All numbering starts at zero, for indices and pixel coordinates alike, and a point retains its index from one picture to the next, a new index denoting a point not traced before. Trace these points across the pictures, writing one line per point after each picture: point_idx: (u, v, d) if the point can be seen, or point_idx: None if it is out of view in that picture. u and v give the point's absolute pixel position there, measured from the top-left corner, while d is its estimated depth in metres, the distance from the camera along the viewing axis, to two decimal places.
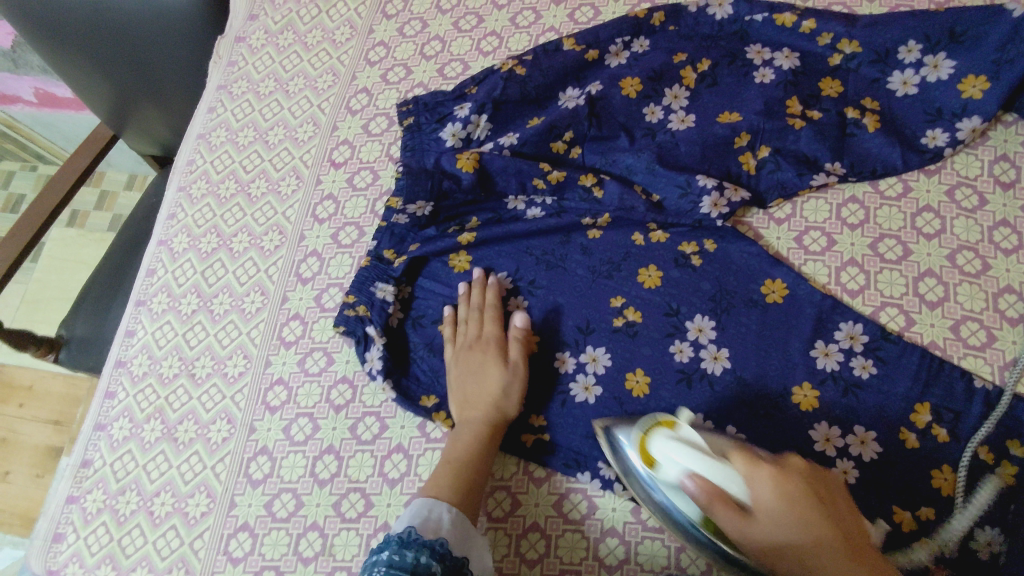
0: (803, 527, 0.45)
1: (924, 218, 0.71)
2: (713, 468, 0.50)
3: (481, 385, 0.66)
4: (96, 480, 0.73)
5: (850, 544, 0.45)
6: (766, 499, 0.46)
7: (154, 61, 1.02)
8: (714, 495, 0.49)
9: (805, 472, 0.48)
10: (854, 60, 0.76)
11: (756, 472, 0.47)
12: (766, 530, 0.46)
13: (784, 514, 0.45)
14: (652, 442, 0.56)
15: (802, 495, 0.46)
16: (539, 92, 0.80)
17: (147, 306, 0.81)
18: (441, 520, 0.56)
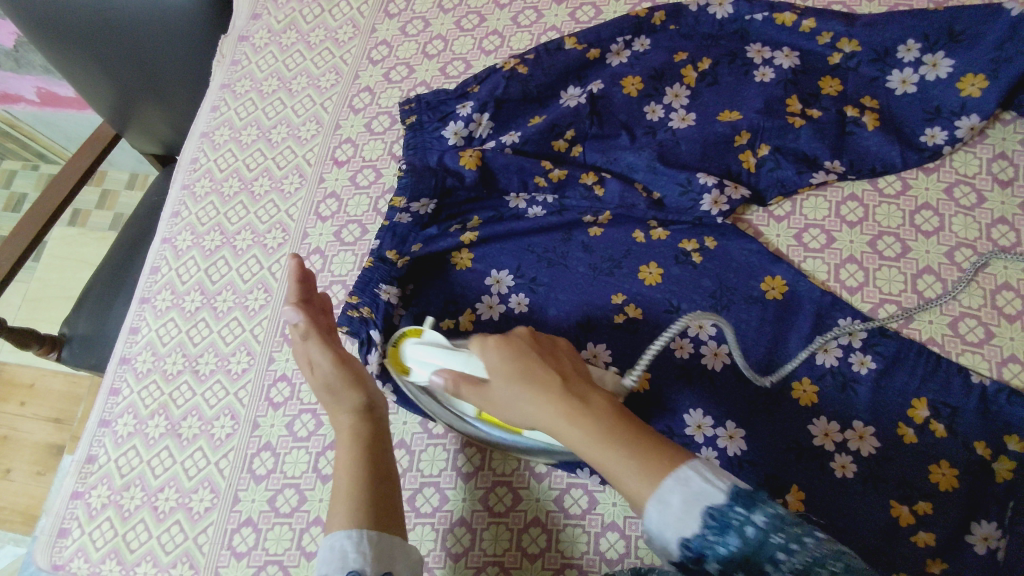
0: (538, 388, 0.51)
1: (923, 215, 0.71)
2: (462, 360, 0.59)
3: (332, 388, 0.64)
4: (101, 476, 0.74)
5: (580, 404, 0.49)
6: (493, 366, 0.54)
7: (157, 61, 1.03)
8: (455, 378, 0.56)
9: (530, 344, 0.55)
10: (854, 58, 0.77)
11: (485, 344, 0.56)
12: (499, 388, 0.53)
13: (517, 384, 0.52)
14: (405, 350, 0.66)
15: (521, 364, 0.52)
16: (541, 90, 0.81)
17: (151, 303, 0.82)
18: (347, 549, 0.54)
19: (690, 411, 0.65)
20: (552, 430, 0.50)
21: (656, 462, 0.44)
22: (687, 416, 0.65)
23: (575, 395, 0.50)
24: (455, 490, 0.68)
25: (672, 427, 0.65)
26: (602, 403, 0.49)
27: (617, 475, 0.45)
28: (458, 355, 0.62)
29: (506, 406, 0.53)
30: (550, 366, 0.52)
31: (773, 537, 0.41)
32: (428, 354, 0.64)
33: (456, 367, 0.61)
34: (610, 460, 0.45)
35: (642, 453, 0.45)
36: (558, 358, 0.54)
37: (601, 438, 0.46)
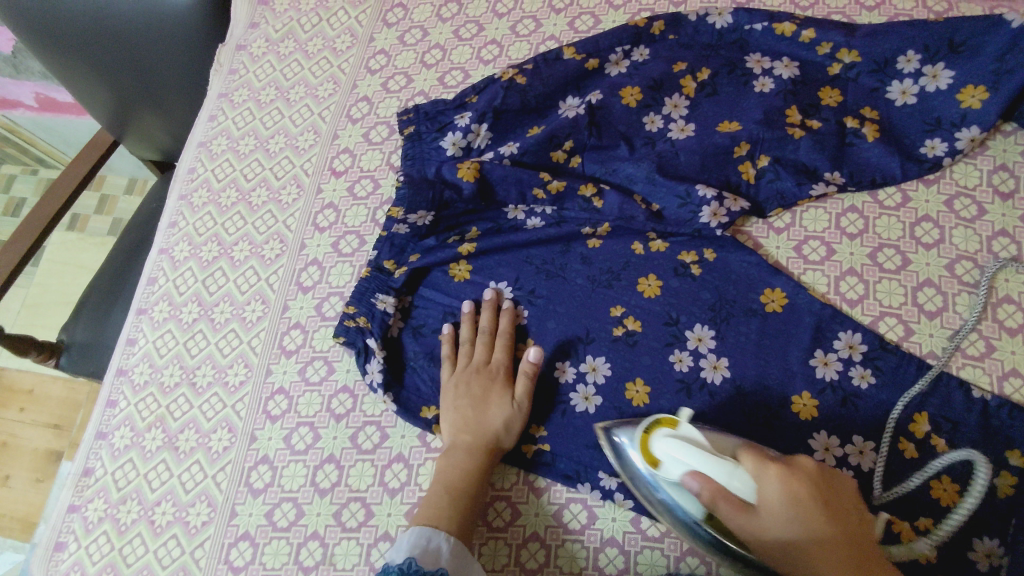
0: (813, 520, 0.47)
1: (923, 227, 0.71)
2: (718, 468, 0.51)
3: (509, 423, 0.66)
4: (98, 489, 0.74)
5: (814, 528, 0.47)
6: (773, 499, 0.48)
7: (155, 68, 1.02)
8: (716, 493, 0.50)
9: (816, 476, 0.49)
10: (853, 69, 0.76)
11: (766, 473, 0.49)
12: (767, 522, 0.48)
13: (790, 500, 0.47)
14: (655, 441, 0.57)
15: (798, 509, 0.47)
16: (539, 101, 0.80)
17: (149, 314, 0.82)
18: (438, 551, 0.58)
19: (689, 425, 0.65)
20: (762, 534, 0.48)
21: (868, 572, 0.46)
22: None
23: (831, 518, 0.47)
24: None
25: None
26: (837, 528, 0.47)
27: (813, 575, 0.46)
28: (719, 463, 0.51)
29: (758, 526, 0.48)
30: (814, 490, 0.48)
31: None
32: (684, 454, 0.54)
33: (717, 480, 0.51)
34: (817, 562, 0.46)
35: (853, 572, 0.45)
36: (818, 478, 0.49)
37: (836, 554, 0.46)
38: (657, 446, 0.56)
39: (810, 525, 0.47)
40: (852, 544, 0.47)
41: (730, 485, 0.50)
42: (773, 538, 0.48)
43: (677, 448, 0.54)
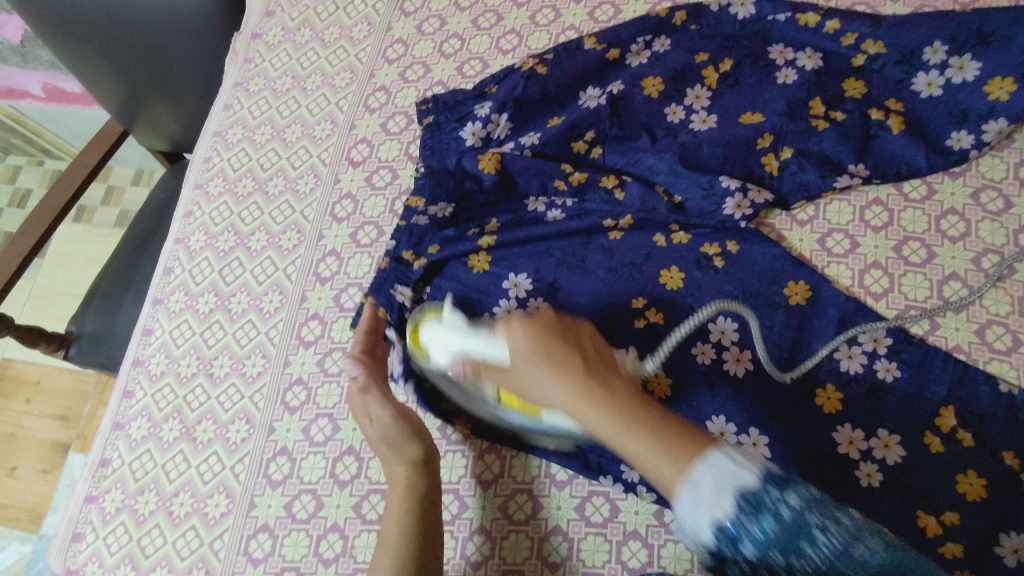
0: (559, 359, 0.48)
1: (949, 221, 0.70)
2: (480, 341, 0.56)
3: (391, 442, 0.62)
4: (115, 480, 0.73)
5: (601, 388, 0.46)
6: (518, 347, 0.51)
7: (166, 56, 1.02)
8: (479, 364, 0.57)
9: (553, 327, 0.51)
10: (878, 61, 0.76)
11: (511, 327, 0.52)
12: (523, 374, 0.50)
13: (542, 360, 0.49)
14: (426, 331, 0.63)
15: (541, 351, 0.49)
16: (560, 91, 0.80)
17: (165, 304, 0.81)
18: None
19: (712, 418, 0.64)
20: (550, 402, 0.48)
21: (679, 444, 0.42)
22: (709, 423, 0.64)
23: (592, 375, 0.47)
24: (474, 497, 0.67)
25: None
26: (614, 388, 0.46)
27: (638, 457, 0.43)
28: (478, 336, 0.57)
29: (528, 386, 0.50)
30: (558, 339, 0.49)
31: (809, 517, 0.39)
32: (441, 335, 0.61)
33: (475, 350, 0.57)
34: (627, 441, 0.43)
35: (625, 416, 0.44)
36: (573, 335, 0.51)
37: (615, 418, 0.44)
38: (423, 333, 0.64)
39: (577, 382, 0.46)
40: (656, 411, 0.45)
41: (489, 356, 0.56)
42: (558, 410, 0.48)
43: (435, 331, 0.62)
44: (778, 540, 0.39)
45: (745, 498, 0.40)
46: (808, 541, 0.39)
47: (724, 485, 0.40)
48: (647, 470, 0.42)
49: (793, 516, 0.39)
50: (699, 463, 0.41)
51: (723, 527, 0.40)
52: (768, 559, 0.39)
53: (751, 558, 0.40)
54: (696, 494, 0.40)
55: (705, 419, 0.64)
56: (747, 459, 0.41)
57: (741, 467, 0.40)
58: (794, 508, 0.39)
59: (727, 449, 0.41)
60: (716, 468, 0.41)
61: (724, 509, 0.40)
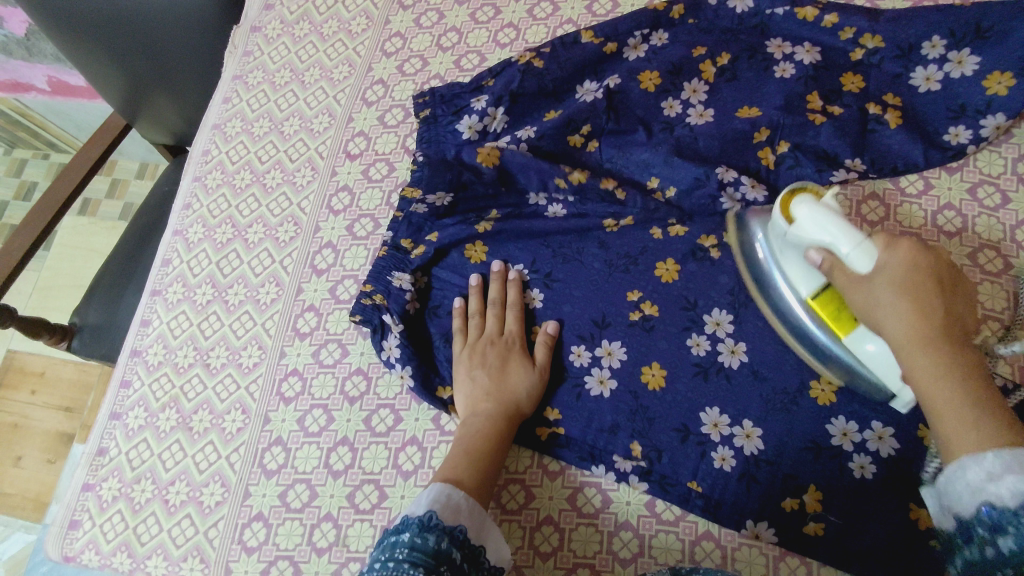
0: (920, 308, 0.49)
1: (945, 215, 0.70)
2: (845, 235, 0.52)
3: (531, 389, 0.67)
4: (112, 468, 0.74)
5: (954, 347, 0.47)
6: (883, 264, 0.51)
7: (169, 45, 1.02)
8: (836, 264, 0.54)
9: (936, 267, 0.50)
10: (876, 55, 0.75)
11: (894, 243, 0.51)
12: (878, 295, 0.51)
13: (897, 299, 0.49)
14: (797, 205, 0.57)
15: (922, 309, 0.49)
16: (557, 85, 0.80)
17: (163, 295, 0.82)
18: (460, 506, 0.55)
19: (706, 409, 0.64)
20: (883, 328, 0.51)
21: (990, 409, 0.44)
22: (703, 414, 0.64)
23: (950, 348, 0.47)
24: None
25: (687, 425, 0.64)
26: (950, 352, 0.47)
27: (942, 401, 0.45)
28: (828, 223, 0.54)
29: (869, 302, 0.52)
30: (931, 282, 0.50)
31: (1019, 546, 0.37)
32: (816, 222, 0.54)
33: (834, 249, 0.53)
34: (943, 394, 0.46)
35: (945, 359, 0.47)
36: (935, 270, 0.50)
37: (942, 370, 0.46)
38: (796, 207, 0.57)
39: (926, 325, 0.48)
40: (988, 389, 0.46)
41: (848, 261, 0.52)
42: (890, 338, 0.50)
43: (813, 207, 0.55)
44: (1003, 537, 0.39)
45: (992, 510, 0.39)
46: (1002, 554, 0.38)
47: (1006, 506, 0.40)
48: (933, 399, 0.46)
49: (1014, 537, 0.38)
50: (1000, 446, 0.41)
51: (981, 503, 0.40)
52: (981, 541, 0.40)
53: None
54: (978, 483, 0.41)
55: (699, 412, 0.64)
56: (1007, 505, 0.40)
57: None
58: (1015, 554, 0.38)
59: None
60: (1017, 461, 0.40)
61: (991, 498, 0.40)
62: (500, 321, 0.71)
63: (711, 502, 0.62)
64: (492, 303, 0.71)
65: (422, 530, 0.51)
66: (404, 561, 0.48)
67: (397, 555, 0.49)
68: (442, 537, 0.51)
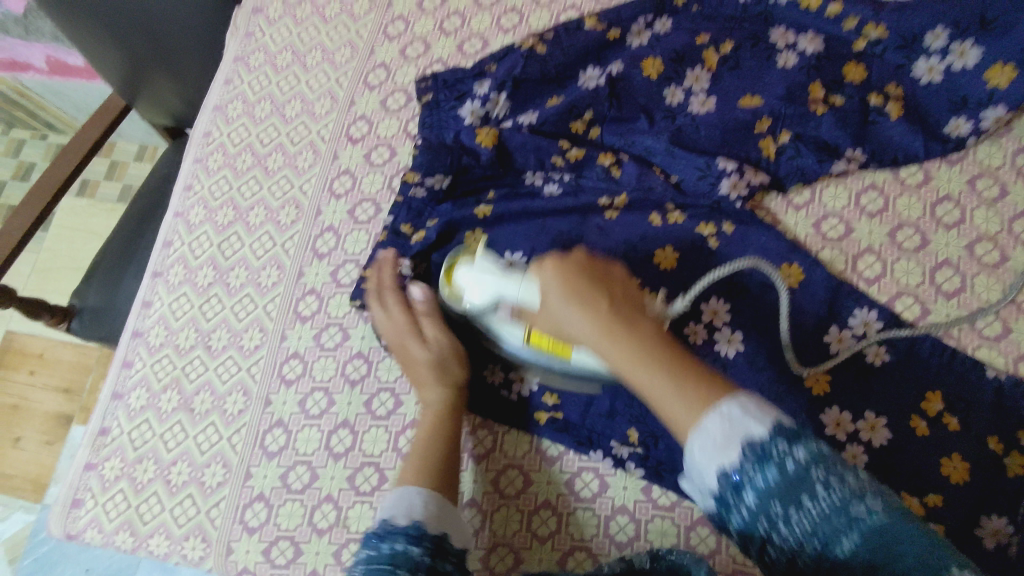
0: (590, 301, 0.51)
1: (944, 207, 0.70)
2: (507, 281, 0.62)
3: (439, 363, 0.68)
4: (114, 449, 0.75)
5: (626, 330, 0.49)
6: (547, 284, 0.53)
7: (173, 15, 1.01)
8: (516, 309, 0.62)
9: (587, 262, 0.54)
10: (879, 45, 0.75)
11: (542, 267, 0.55)
12: (555, 311, 0.53)
13: (573, 307, 0.51)
14: (458, 273, 0.66)
15: (564, 279, 0.52)
16: (560, 71, 0.79)
17: (164, 277, 0.82)
18: (415, 505, 0.56)
19: None
20: (577, 335, 0.52)
21: (689, 388, 0.45)
22: None
23: (622, 325, 0.49)
24: (467, 471, 0.68)
25: None
26: (640, 340, 0.48)
27: (649, 388, 0.46)
28: (512, 283, 0.61)
29: (556, 321, 0.54)
30: (586, 274, 0.52)
31: (812, 472, 0.40)
32: (478, 279, 0.64)
33: (508, 297, 0.62)
34: (654, 383, 0.46)
35: (613, 333, 0.49)
36: (609, 276, 0.53)
37: (631, 359, 0.47)
38: (457, 275, 0.66)
39: (604, 318, 0.49)
40: (691, 364, 0.47)
41: (522, 301, 0.61)
42: (582, 341, 0.52)
43: (471, 273, 0.65)
44: (779, 489, 0.41)
45: (752, 451, 0.41)
46: (806, 493, 0.40)
47: (733, 434, 0.42)
48: (659, 405, 0.46)
49: (798, 470, 0.40)
50: (708, 409, 0.43)
51: (724, 469, 0.42)
52: (768, 508, 0.41)
53: (752, 505, 0.42)
54: (706, 440, 0.43)
55: None
56: (761, 412, 0.42)
57: (752, 419, 0.42)
58: (800, 463, 0.40)
59: (740, 402, 0.43)
60: (727, 419, 0.42)
61: (729, 458, 0.42)
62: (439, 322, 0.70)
63: None
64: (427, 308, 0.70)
65: (379, 540, 0.52)
66: (362, 573, 0.50)
67: (356, 567, 0.51)
68: (397, 541, 0.52)
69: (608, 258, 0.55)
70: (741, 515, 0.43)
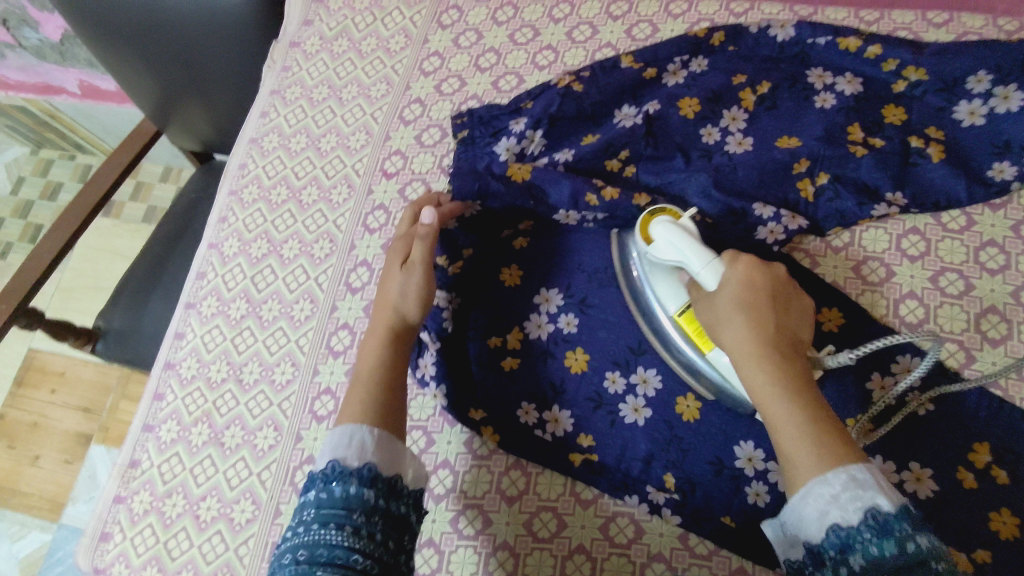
0: (755, 321, 0.55)
1: (988, 252, 0.69)
2: (697, 254, 0.60)
3: (404, 290, 0.65)
4: (144, 481, 0.74)
5: (782, 359, 0.53)
6: (730, 280, 0.58)
7: (204, 45, 1.00)
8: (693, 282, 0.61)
9: (771, 284, 0.57)
10: (919, 88, 0.75)
11: (735, 259, 0.59)
12: (717, 310, 0.58)
13: (742, 310, 0.56)
14: (654, 223, 0.63)
15: (746, 292, 0.57)
16: (595, 109, 0.79)
17: (197, 309, 0.82)
18: (364, 445, 0.55)
19: (740, 443, 0.64)
20: (729, 343, 0.56)
21: (828, 441, 0.48)
22: (737, 448, 0.64)
23: (781, 358, 0.53)
24: (499, 512, 0.67)
25: (721, 458, 0.64)
26: (786, 374, 0.52)
27: (777, 417, 0.51)
28: (694, 253, 0.60)
29: (716, 321, 0.58)
30: (767, 292, 0.57)
31: (918, 548, 0.42)
32: (666, 240, 0.62)
33: (688, 268, 0.61)
34: (788, 426, 0.50)
35: (761, 354, 0.53)
36: (781, 300, 0.57)
37: (781, 391, 0.51)
38: (654, 226, 0.64)
39: (765, 340, 0.54)
40: (830, 418, 0.50)
41: (699, 277, 0.60)
42: (731, 352, 0.56)
43: (668, 231, 0.62)
44: (892, 564, 0.42)
45: (875, 520, 0.44)
46: (922, 570, 0.41)
47: (858, 499, 0.45)
48: (783, 439, 0.50)
49: (916, 552, 0.42)
50: (838, 467, 0.47)
51: (835, 526, 0.45)
52: (864, 571, 0.44)
53: (856, 569, 0.44)
54: (824, 490, 0.46)
55: (734, 445, 0.64)
56: (890, 494, 0.45)
57: (880, 492, 0.45)
58: (919, 546, 0.42)
59: (858, 473, 0.46)
60: (856, 480, 0.46)
61: (846, 516, 0.45)
62: (429, 249, 0.66)
63: (744, 537, 0.62)
64: (425, 233, 0.67)
65: (329, 482, 0.52)
66: (314, 522, 0.50)
67: (307, 515, 0.51)
68: (349, 482, 0.52)
69: (796, 288, 0.60)
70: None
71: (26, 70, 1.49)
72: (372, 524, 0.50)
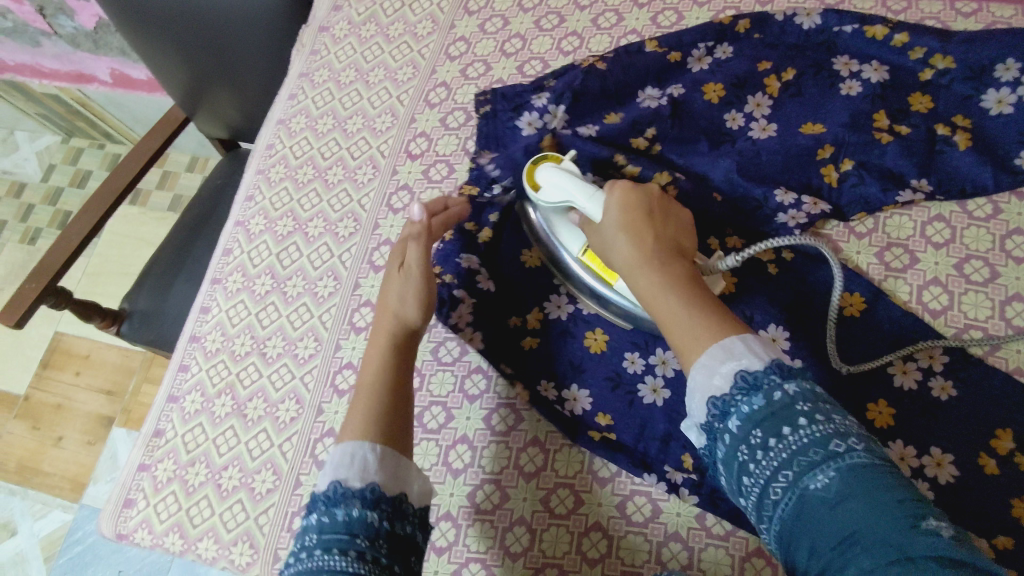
0: (633, 235, 0.58)
1: (1014, 241, 0.69)
2: (581, 189, 0.65)
3: (403, 297, 0.67)
4: (168, 450, 0.76)
5: (660, 261, 0.56)
6: (612, 216, 0.61)
7: (240, 29, 1.02)
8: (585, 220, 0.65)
9: (645, 204, 0.61)
10: (946, 76, 0.75)
11: (612, 192, 0.62)
12: (608, 236, 0.61)
13: (623, 228, 0.59)
14: (541, 170, 0.68)
15: (625, 215, 0.60)
16: (619, 88, 0.80)
17: (223, 284, 0.84)
18: (366, 460, 0.52)
19: None
20: (619, 261, 0.59)
21: (707, 317, 0.51)
22: None
23: (658, 260, 0.56)
24: (516, 488, 0.67)
25: None
26: (670, 271, 0.55)
27: (671, 313, 0.53)
28: (580, 185, 0.65)
29: (606, 243, 0.61)
30: (642, 209, 0.60)
31: (796, 404, 0.43)
32: (555, 182, 0.67)
33: (578, 204, 0.65)
34: (671, 308, 0.53)
35: (647, 258, 0.56)
36: (660, 219, 0.60)
37: (669, 297, 0.53)
38: (541, 174, 0.68)
39: (645, 250, 0.57)
40: (713, 307, 0.52)
41: (588, 209, 0.64)
42: (621, 266, 0.59)
43: (553, 173, 0.67)
44: (763, 417, 0.44)
45: (744, 380, 0.46)
46: (789, 425, 0.43)
47: (730, 367, 0.47)
48: (675, 328, 0.52)
49: (783, 400, 0.44)
50: (715, 342, 0.48)
51: (714, 396, 0.47)
52: (748, 436, 0.44)
53: (734, 432, 0.46)
54: (709, 363, 0.48)
55: None
56: (762, 351, 0.47)
57: (754, 355, 0.47)
58: (785, 395, 0.44)
59: (746, 340, 0.48)
60: (733, 354, 0.47)
61: (722, 385, 0.47)
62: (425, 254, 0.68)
63: None
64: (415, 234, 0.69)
65: (331, 506, 0.50)
66: (316, 548, 0.48)
67: (308, 541, 0.49)
68: (351, 504, 0.50)
69: (672, 207, 0.63)
70: (724, 442, 0.46)
71: (60, 58, 1.53)
72: (376, 549, 0.48)
